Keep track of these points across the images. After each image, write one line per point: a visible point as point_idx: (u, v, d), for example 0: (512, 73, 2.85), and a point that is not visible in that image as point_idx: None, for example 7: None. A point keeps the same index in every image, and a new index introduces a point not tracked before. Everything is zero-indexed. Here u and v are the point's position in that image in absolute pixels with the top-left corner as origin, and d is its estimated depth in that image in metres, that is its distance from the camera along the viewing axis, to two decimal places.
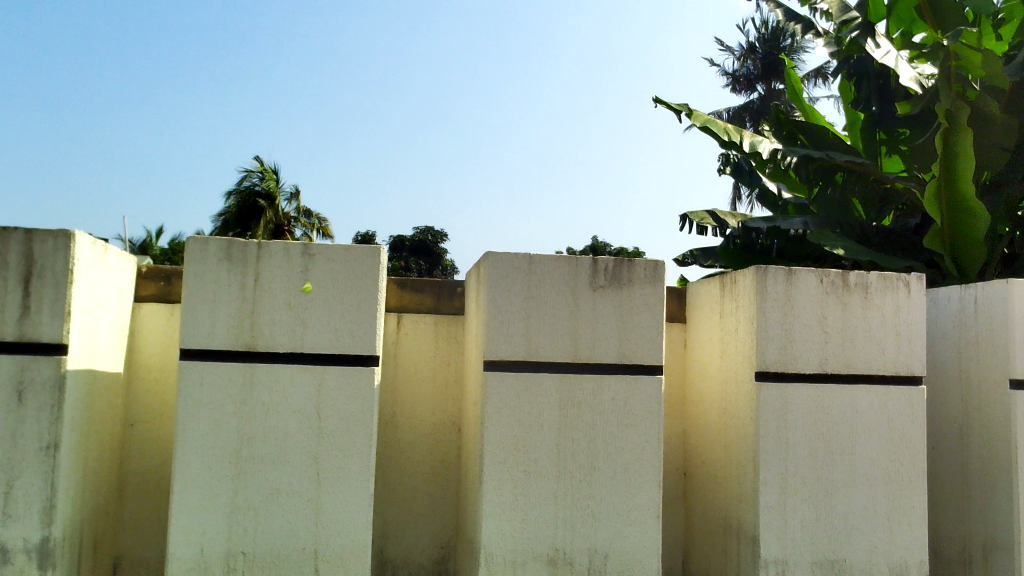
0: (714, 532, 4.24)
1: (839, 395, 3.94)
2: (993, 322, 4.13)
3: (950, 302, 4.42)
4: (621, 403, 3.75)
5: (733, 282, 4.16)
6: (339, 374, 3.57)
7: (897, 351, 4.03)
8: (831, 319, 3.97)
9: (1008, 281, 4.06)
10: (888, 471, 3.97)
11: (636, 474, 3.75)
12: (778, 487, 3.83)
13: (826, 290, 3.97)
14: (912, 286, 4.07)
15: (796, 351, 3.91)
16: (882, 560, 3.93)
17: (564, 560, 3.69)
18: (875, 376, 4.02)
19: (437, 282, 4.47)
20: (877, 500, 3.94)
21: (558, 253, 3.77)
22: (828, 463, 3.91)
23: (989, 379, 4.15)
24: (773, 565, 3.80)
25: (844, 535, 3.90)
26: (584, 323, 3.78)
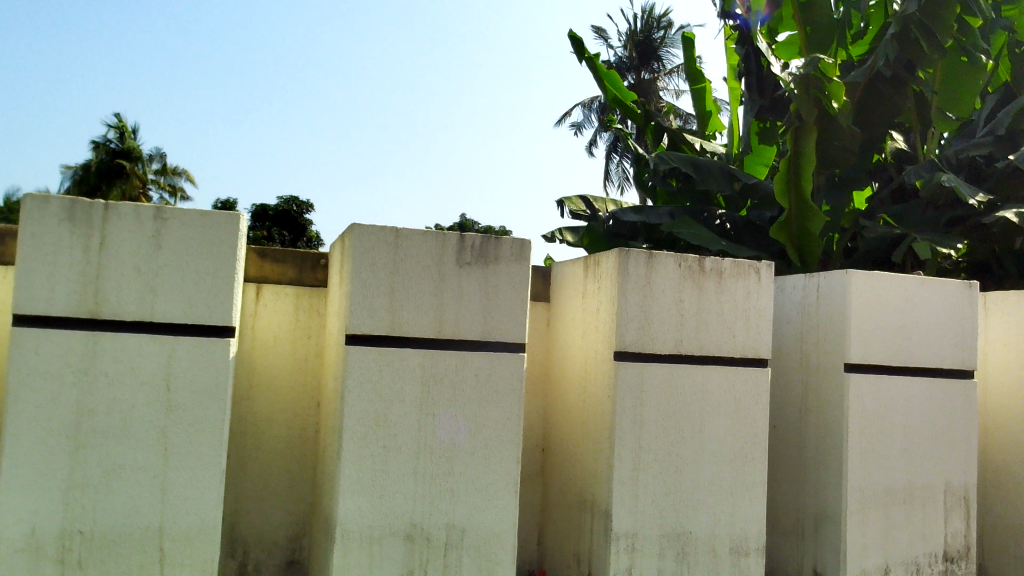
0: (570, 507, 4.35)
1: (690, 375, 4.10)
2: (833, 310, 4.40)
3: (796, 290, 4.69)
4: (482, 379, 3.77)
5: (596, 264, 4.24)
6: (190, 345, 3.41)
7: (746, 334, 4.23)
8: (687, 303, 4.12)
9: (847, 271, 4.33)
10: (733, 448, 4.17)
11: (495, 450, 3.78)
12: (631, 464, 3.96)
13: (682, 274, 4.12)
14: (762, 274, 4.27)
15: (652, 332, 4.04)
16: (724, 533, 4.14)
17: (421, 536, 3.69)
18: (726, 357, 4.21)
19: (299, 253, 4.34)
20: (722, 475, 4.14)
21: (424, 228, 3.73)
22: (678, 441, 4.07)
23: (827, 363, 4.42)
24: (623, 538, 3.93)
25: (690, 509, 4.08)
26: (449, 299, 3.76)
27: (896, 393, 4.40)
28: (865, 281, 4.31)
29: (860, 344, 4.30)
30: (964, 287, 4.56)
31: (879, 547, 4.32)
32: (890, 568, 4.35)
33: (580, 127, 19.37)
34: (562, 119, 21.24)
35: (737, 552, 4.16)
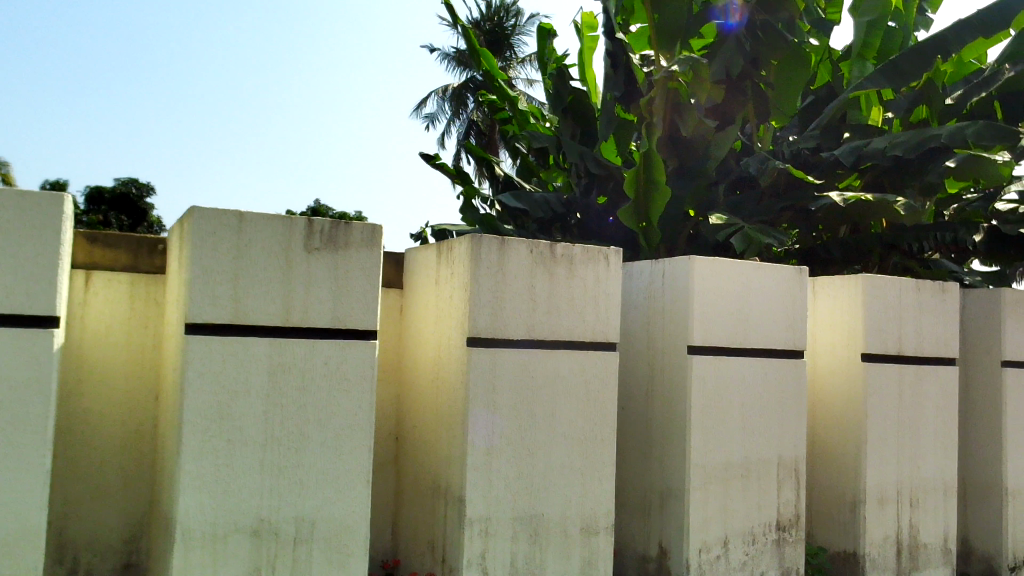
0: (423, 493, 4.33)
1: (542, 359, 4.16)
2: (677, 295, 4.58)
3: (642, 276, 4.85)
4: (333, 368, 3.68)
5: (449, 249, 4.22)
6: (8, 337, 3.14)
7: (596, 319, 4.32)
8: (539, 289, 4.17)
9: (690, 258, 4.51)
10: (584, 430, 4.26)
11: (346, 439, 3.70)
12: (484, 449, 3.97)
13: (535, 260, 4.16)
14: (610, 259, 4.38)
15: (505, 318, 4.06)
16: (574, 513, 4.23)
17: (268, 531, 3.56)
18: (577, 342, 4.29)
19: (132, 238, 4.08)
20: (573, 457, 4.23)
21: (269, 212, 3.60)
22: (531, 424, 4.12)
23: (672, 346, 4.59)
24: (476, 523, 3.94)
25: (542, 491, 4.14)
26: (298, 287, 3.64)
27: (735, 373, 4.63)
28: (706, 267, 4.51)
29: (701, 326, 4.49)
30: (796, 272, 4.84)
31: (719, 520, 4.54)
32: (729, 539, 4.57)
33: (433, 116, 19.22)
34: (417, 105, 21.02)
35: (588, 531, 4.26)
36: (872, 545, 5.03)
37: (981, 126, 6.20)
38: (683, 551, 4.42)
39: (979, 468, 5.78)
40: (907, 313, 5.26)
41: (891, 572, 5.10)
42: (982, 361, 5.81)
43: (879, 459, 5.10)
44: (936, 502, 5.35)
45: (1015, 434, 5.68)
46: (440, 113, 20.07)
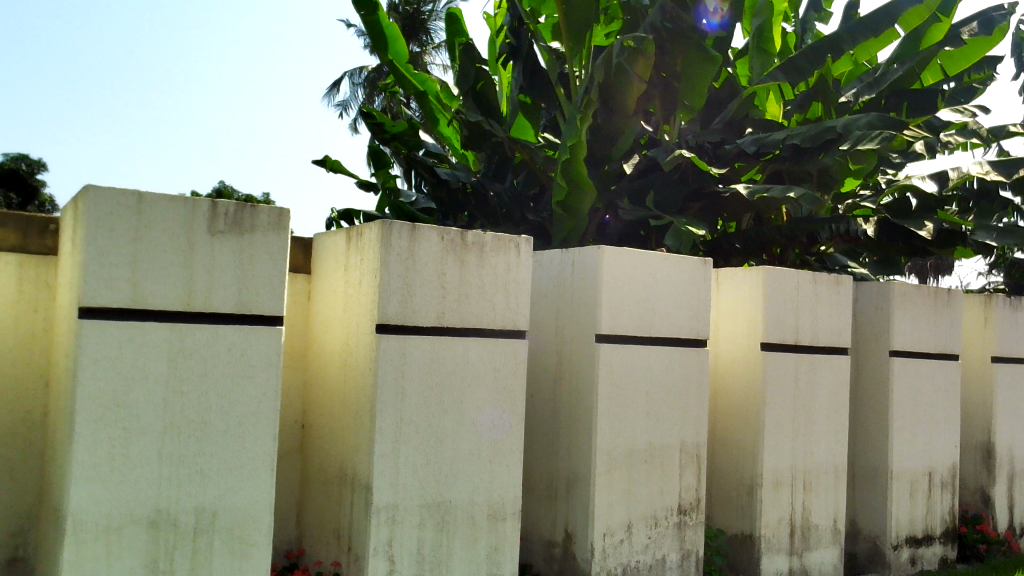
0: (329, 482, 4.28)
1: (451, 346, 4.15)
2: (586, 284, 4.64)
3: (552, 264, 4.89)
4: (237, 354, 3.59)
5: (359, 235, 4.16)
6: None
7: (506, 307, 4.34)
8: (449, 276, 4.16)
9: (599, 247, 4.58)
10: (492, 416, 4.28)
11: (250, 427, 3.62)
12: (392, 436, 3.95)
13: (445, 247, 4.15)
14: (521, 248, 4.40)
15: (415, 305, 4.04)
16: (482, 499, 4.25)
17: (167, 522, 3.46)
18: (486, 329, 4.30)
19: (22, 218, 3.88)
20: (481, 444, 4.24)
21: (170, 193, 3.47)
22: (439, 411, 4.12)
23: (580, 334, 4.66)
24: (383, 511, 3.92)
25: (449, 478, 4.14)
26: (200, 272, 3.53)
27: (640, 361, 4.73)
28: (614, 256, 4.58)
29: (609, 315, 4.57)
30: (700, 263, 4.97)
31: (623, 504, 4.64)
32: (632, 522, 4.68)
33: (346, 100, 18.90)
34: (329, 89, 20.61)
35: (495, 517, 4.29)
36: (767, 527, 5.23)
37: (873, 117, 6.52)
38: (588, 534, 4.50)
39: (868, 452, 6.07)
40: (804, 305, 5.47)
41: (784, 552, 5.32)
42: (872, 350, 6.10)
43: (776, 445, 5.30)
44: (827, 485, 5.60)
45: (901, 420, 5.99)
46: (353, 98, 19.74)
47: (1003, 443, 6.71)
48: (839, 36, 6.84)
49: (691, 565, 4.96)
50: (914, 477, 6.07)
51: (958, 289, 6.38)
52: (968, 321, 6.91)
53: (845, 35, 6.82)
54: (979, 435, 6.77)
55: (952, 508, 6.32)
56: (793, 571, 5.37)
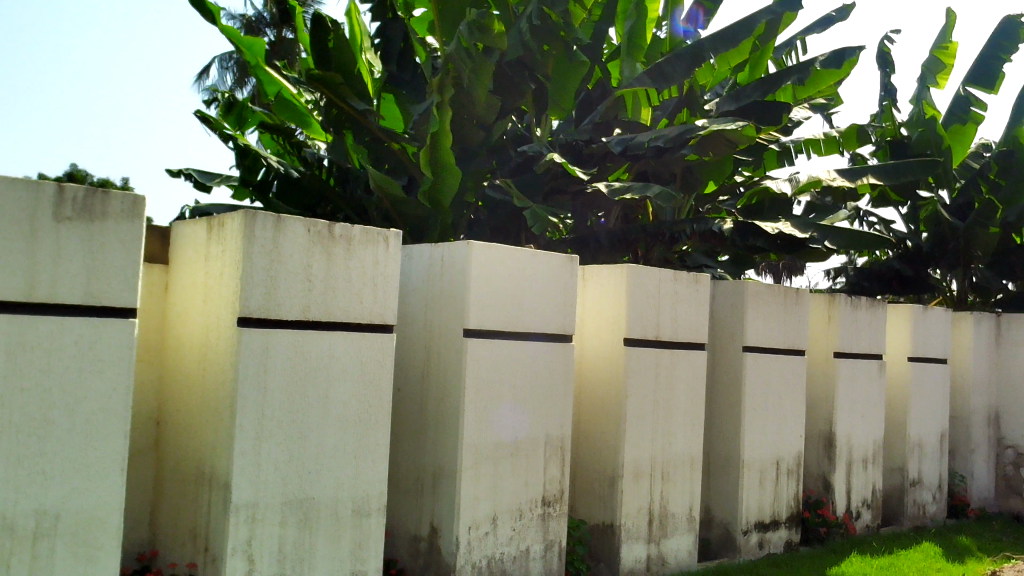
0: (186, 481, 4.11)
1: (317, 341, 4.08)
2: (455, 279, 4.66)
3: (422, 259, 4.89)
4: (86, 347, 3.40)
5: (220, 225, 4.02)
6: None
7: (373, 301, 4.29)
8: (315, 268, 4.08)
9: (468, 243, 4.61)
10: (358, 412, 4.23)
11: (99, 424, 3.44)
12: (254, 433, 3.85)
13: (311, 239, 4.07)
14: (390, 242, 4.36)
15: (279, 298, 3.94)
16: (347, 496, 4.19)
17: (4, 527, 3.23)
18: (353, 324, 4.24)
19: None
20: (347, 439, 4.19)
21: (12, 175, 3.25)
22: (303, 407, 4.04)
23: (449, 329, 4.67)
24: (243, 509, 3.81)
25: (312, 475, 4.07)
26: (45, 261, 3.32)
27: (507, 356, 4.79)
28: (483, 253, 4.62)
29: (478, 310, 4.61)
30: (567, 261, 5.08)
31: (488, 498, 4.69)
32: (497, 515, 4.74)
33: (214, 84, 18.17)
34: (196, 72, 19.76)
35: (359, 513, 4.24)
36: (627, 516, 5.41)
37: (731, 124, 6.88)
38: (453, 528, 4.53)
39: (722, 443, 6.38)
40: (664, 302, 5.68)
41: (642, 540, 5.51)
42: (727, 346, 6.42)
43: (637, 437, 5.48)
44: (684, 475, 5.84)
45: (753, 412, 6.32)
46: (221, 82, 18.99)
47: (843, 432, 7.20)
48: (702, 45, 7.14)
49: (554, 556, 5.06)
50: (763, 466, 6.42)
51: (806, 289, 6.79)
52: (814, 318, 7.36)
53: (708, 43, 7.13)
54: (822, 425, 7.23)
55: (797, 494, 6.72)
56: (650, 559, 5.57)
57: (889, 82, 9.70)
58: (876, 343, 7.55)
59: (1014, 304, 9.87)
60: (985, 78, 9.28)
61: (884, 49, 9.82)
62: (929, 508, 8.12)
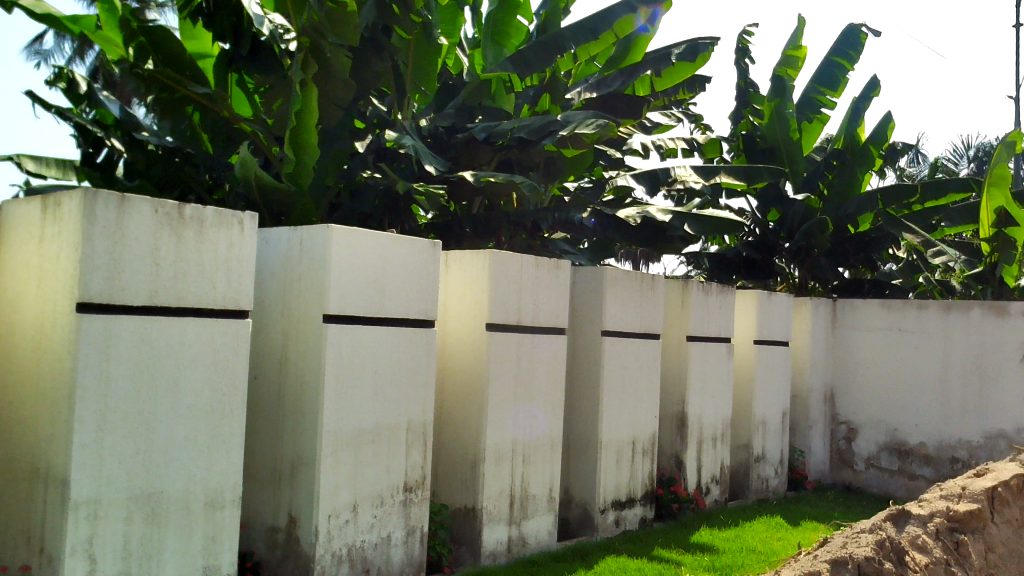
0: (19, 477, 3.84)
1: (165, 327, 3.89)
2: (314, 263, 4.55)
3: (279, 242, 4.74)
4: None
5: (56, 204, 3.76)
6: None
7: (227, 286, 4.13)
8: (163, 251, 3.88)
9: (328, 226, 4.51)
10: (211, 401, 4.07)
11: None
12: (95, 425, 3.63)
13: (160, 220, 3.87)
14: (245, 224, 4.20)
15: (123, 283, 3.73)
16: (198, 489, 4.03)
17: None
18: (205, 309, 4.07)
19: None
20: (198, 429, 4.02)
21: None
22: (151, 397, 3.84)
23: (308, 315, 4.56)
24: (83, 507, 3.59)
25: (160, 468, 3.88)
26: None
27: (368, 340, 4.73)
28: (343, 237, 4.54)
29: (338, 295, 4.52)
30: (429, 245, 5.06)
31: (348, 485, 4.62)
32: (358, 503, 4.68)
33: (50, 52, 16.93)
34: (31, 39, 18.35)
35: (212, 506, 4.09)
36: (488, 499, 5.46)
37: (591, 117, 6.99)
38: (312, 517, 4.44)
39: (581, 425, 6.55)
40: (526, 287, 5.76)
41: (503, 522, 5.59)
42: (586, 332, 6.58)
43: (498, 421, 5.54)
44: (544, 457, 5.95)
45: (610, 395, 6.51)
46: (59, 50, 17.72)
47: (694, 413, 7.53)
48: (563, 34, 7.28)
49: (415, 542, 5.03)
50: (619, 446, 6.62)
51: (661, 274, 7.05)
52: (669, 303, 7.66)
53: (568, 33, 7.27)
54: (675, 406, 7.54)
55: (650, 473, 6.98)
56: (511, 540, 5.65)
57: (744, 75, 10.19)
58: (725, 327, 7.93)
59: (847, 289, 10.61)
60: (828, 80, 9.91)
61: (743, 42, 10.28)
62: (771, 482, 8.63)
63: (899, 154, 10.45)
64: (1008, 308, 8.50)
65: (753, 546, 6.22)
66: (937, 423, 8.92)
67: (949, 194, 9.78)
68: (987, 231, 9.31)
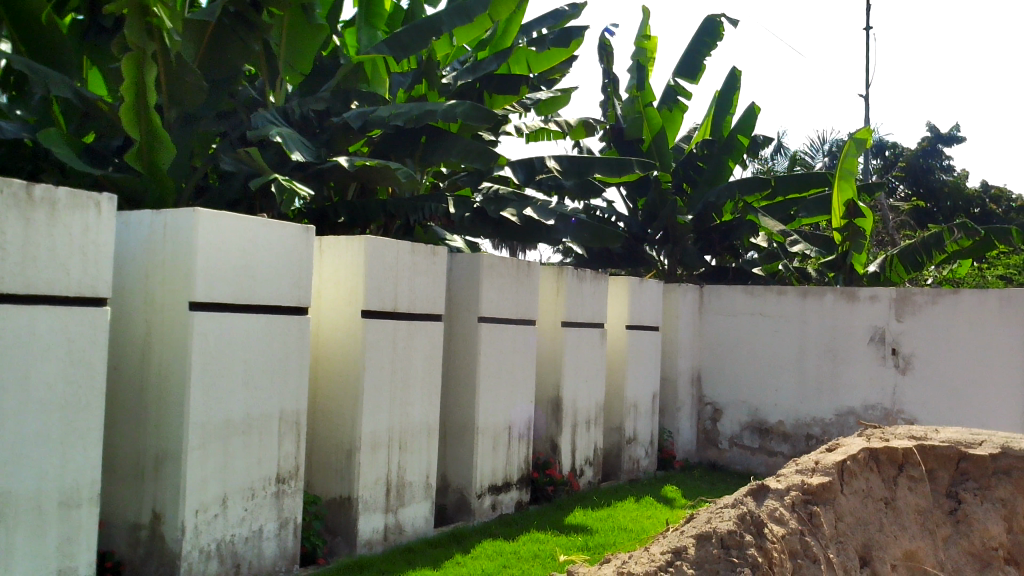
0: None
1: (13, 316, 3.64)
2: (179, 248, 4.36)
3: (141, 226, 4.52)
4: None
5: None
6: None
7: (82, 272, 3.89)
8: (9, 235, 3.62)
9: (193, 210, 4.32)
10: (66, 393, 3.84)
11: None
12: None
13: (5, 201, 3.61)
14: (101, 207, 3.97)
15: None
16: (52, 487, 3.80)
17: None
18: (57, 297, 3.83)
19: None
20: (51, 424, 3.78)
21: None
22: None
23: (172, 302, 4.37)
24: None
25: (9, 466, 3.64)
26: None
27: (238, 328, 4.57)
28: (210, 221, 4.36)
29: (204, 283, 4.34)
30: (302, 230, 4.93)
31: (216, 478, 4.46)
32: (227, 496, 4.53)
33: None
34: None
35: (67, 505, 3.86)
36: (364, 488, 5.40)
37: (468, 107, 6.96)
38: (178, 512, 4.27)
39: (458, 410, 6.58)
40: (402, 274, 5.70)
41: (379, 510, 5.54)
42: (463, 318, 6.61)
43: (373, 409, 5.47)
44: (421, 445, 5.93)
45: (486, 381, 6.55)
46: None
47: (568, 397, 7.68)
48: (440, 18, 7.19)
49: (288, 534, 4.91)
50: (496, 431, 6.68)
51: (537, 261, 7.13)
52: (544, 289, 7.77)
53: (446, 16, 7.19)
54: (550, 390, 7.67)
55: (526, 456, 7.08)
56: (387, 528, 5.61)
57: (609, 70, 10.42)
58: (599, 313, 8.11)
59: (712, 276, 11.07)
60: (691, 70, 10.25)
61: (603, 41, 10.50)
62: (642, 463, 8.91)
63: (761, 147, 10.95)
64: (858, 293, 9.06)
65: (625, 525, 6.40)
66: (794, 403, 9.44)
67: (810, 187, 10.38)
68: (839, 220, 9.91)
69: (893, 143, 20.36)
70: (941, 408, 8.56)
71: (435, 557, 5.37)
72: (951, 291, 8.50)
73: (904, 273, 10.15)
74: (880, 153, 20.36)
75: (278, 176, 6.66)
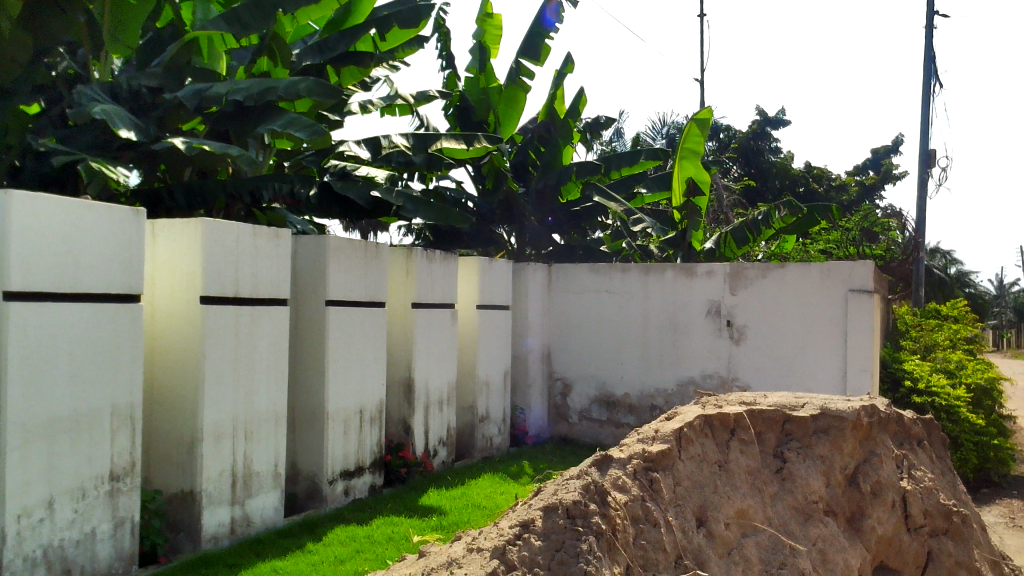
0: None
1: None
2: None
3: None
4: None
5: None
6: None
7: None
8: None
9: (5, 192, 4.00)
10: None
11: None
12: None
13: None
14: None
15: None
16: None
17: None
18: None
19: None
20: None
21: None
22: None
23: None
24: None
25: None
26: None
27: (60, 319, 4.27)
28: (25, 204, 4.05)
29: (21, 271, 4.03)
30: (132, 213, 4.65)
31: (41, 480, 4.17)
32: (54, 499, 4.24)
33: None
34: None
35: None
36: (207, 482, 5.20)
37: (311, 82, 6.77)
38: None
39: (307, 397, 6.45)
40: (243, 258, 5.49)
41: (225, 503, 5.35)
42: (309, 302, 6.47)
43: (215, 397, 5.27)
44: (268, 433, 5.76)
45: (336, 365, 6.44)
46: None
47: (420, 378, 7.67)
48: None
49: (126, 534, 4.65)
50: (348, 415, 6.59)
51: (385, 243, 7.04)
52: (393, 271, 7.69)
53: None
54: (402, 372, 7.63)
55: (379, 440, 7.02)
56: (234, 521, 5.43)
57: (444, 51, 10.39)
58: (449, 294, 8.12)
59: (560, 254, 11.30)
60: (529, 50, 10.37)
61: (439, 20, 10.46)
62: (495, 440, 9.04)
63: (602, 127, 11.26)
64: (696, 269, 9.52)
65: (477, 503, 6.48)
66: (639, 375, 9.83)
67: (647, 163, 10.78)
68: (678, 199, 10.36)
69: (726, 126, 21.41)
70: (771, 375, 9.15)
71: (285, 548, 5.24)
72: (779, 266, 9.06)
73: (736, 249, 10.72)
74: (715, 134, 21.41)
75: (92, 160, 6.10)
